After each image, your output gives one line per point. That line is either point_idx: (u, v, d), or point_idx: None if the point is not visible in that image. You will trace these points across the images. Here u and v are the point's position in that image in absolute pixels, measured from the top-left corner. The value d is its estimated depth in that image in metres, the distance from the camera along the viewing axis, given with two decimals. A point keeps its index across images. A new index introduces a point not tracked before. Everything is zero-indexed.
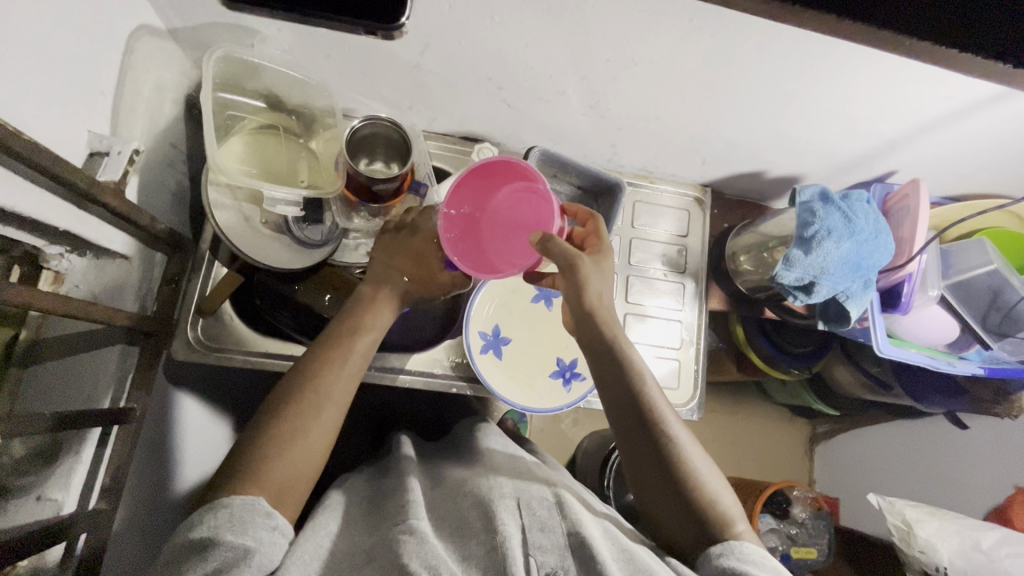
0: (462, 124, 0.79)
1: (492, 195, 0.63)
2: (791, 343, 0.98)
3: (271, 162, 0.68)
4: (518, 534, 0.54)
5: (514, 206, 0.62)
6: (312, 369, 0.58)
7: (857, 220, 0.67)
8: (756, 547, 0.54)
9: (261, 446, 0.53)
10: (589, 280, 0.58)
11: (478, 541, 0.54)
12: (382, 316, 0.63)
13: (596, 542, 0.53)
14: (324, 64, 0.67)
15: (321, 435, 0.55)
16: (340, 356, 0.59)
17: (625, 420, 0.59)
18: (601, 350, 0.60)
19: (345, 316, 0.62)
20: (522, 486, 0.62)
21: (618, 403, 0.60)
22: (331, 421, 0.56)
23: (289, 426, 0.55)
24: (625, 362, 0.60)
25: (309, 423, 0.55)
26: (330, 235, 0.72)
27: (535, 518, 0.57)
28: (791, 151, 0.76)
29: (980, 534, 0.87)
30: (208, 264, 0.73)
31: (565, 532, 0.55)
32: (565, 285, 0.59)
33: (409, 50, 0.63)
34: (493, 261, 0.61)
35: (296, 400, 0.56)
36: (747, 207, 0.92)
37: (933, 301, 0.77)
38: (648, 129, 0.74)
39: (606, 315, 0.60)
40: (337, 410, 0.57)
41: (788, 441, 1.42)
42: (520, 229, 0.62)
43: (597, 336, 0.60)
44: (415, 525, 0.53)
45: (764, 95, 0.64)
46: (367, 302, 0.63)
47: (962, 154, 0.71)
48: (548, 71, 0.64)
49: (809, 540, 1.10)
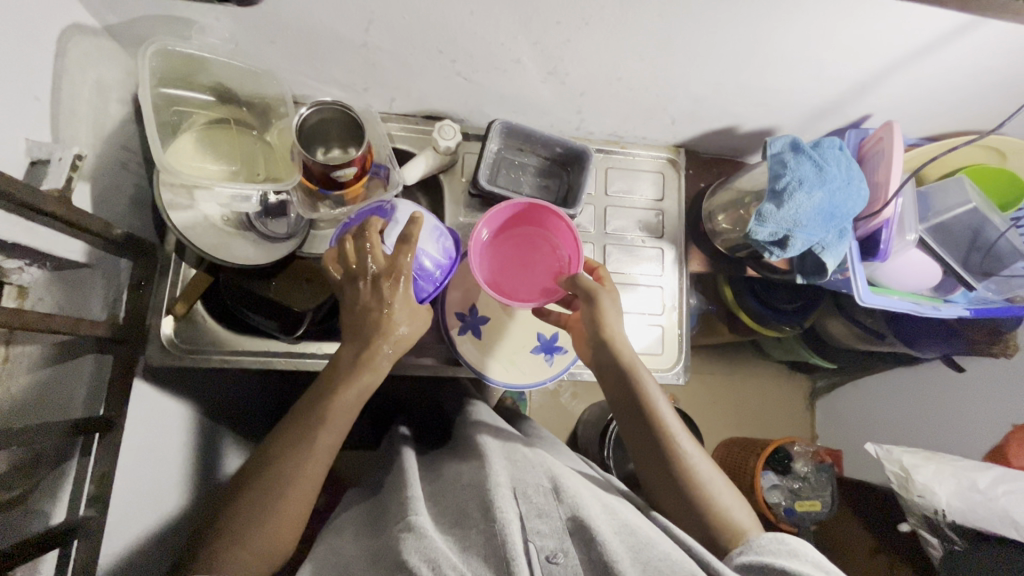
0: (422, 103, 0.76)
1: (506, 225, 0.72)
2: (778, 299, 1.02)
3: (227, 157, 0.66)
4: (517, 521, 0.55)
5: (518, 245, 0.72)
6: (284, 469, 0.56)
7: (828, 167, 0.65)
8: (772, 535, 0.57)
9: (265, 464, 0.57)
10: (605, 315, 0.65)
11: (478, 530, 0.55)
12: (340, 410, 0.57)
13: (596, 522, 0.54)
14: (269, 51, 0.65)
15: (298, 504, 0.56)
16: (292, 456, 0.56)
17: (640, 436, 0.65)
18: (628, 399, 0.66)
19: (301, 414, 0.58)
20: (518, 473, 0.61)
21: (631, 417, 0.66)
22: (296, 518, 0.56)
23: (267, 498, 0.55)
24: (632, 381, 0.65)
25: (291, 482, 0.56)
26: (295, 227, 0.70)
27: (532, 504, 0.57)
28: (761, 103, 0.73)
29: (978, 474, 0.93)
30: (176, 266, 0.71)
31: (563, 516, 0.56)
32: (584, 318, 0.66)
33: (353, 27, 0.60)
34: (485, 274, 0.71)
35: (261, 483, 0.55)
36: (722, 164, 0.90)
37: (913, 245, 0.74)
38: (612, 92, 0.72)
39: (620, 345, 0.66)
40: (308, 494, 0.57)
41: (782, 396, 1.48)
42: (527, 263, 0.72)
43: (607, 358, 0.66)
44: (414, 521, 0.56)
45: (724, 45, 0.61)
46: (306, 432, 0.57)
47: (932, 92, 0.69)
48: (499, 39, 0.62)
49: (813, 493, 1.21)
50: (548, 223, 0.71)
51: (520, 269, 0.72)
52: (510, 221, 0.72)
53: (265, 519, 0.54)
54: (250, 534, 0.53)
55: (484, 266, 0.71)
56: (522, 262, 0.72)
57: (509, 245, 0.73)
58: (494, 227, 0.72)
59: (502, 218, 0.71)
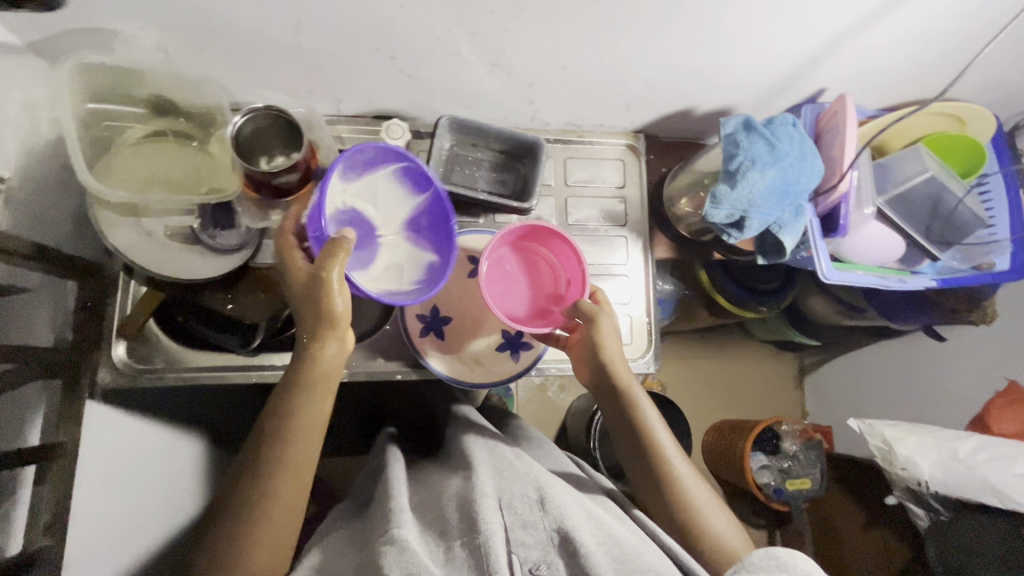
0: (370, 103, 0.75)
1: (513, 242, 0.72)
2: (754, 280, 1.01)
3: (166, 171, 0.63)
4: (501, 532, 0.53)
5: (520, 263, 0.73)
6: (262, 483, 0.55)
7: (781, 145, 0.64)
8: (765, 550, 0.50)
9: (245, 484, 0.56)
10: (603, 337, 0.67)
11: (460, 544, 0.54)
12: (312, 412, 0.57)
13: (579, 533, 0.54)
14: (202, 57, 0.63)
15: (279, 520, 0.55)
16: (268, 471, 0.55)
17: (634, 453, 0.66)
18: (624, 419, 0.67)
19: (267, 426, 0.57)
20: (504, 484, 0.60)
21: (626, 435, 0.67)
22: (282, 533, 0.55)
23: (249, 515, 0.54)
24: (627, 400, 0.67)
25: (271, 496, 0.55)
26: (246, 237, 0.68)
27: (517, 516, 0.56)
28: (714, 83, 0.72)
29: (957, 444, 0.92)
30: (125, 283, 0.70)
31: (549, 528, 0.55)
32: (584, 341, 0.69)
33: (283, 28, 0.59)
34: (492, 290, 0.70)
35: (240, 501, 0.55)
36: (684, 147, 0.89)
37: (870, 219, 0.73)
38: (561, 80, 0.71)
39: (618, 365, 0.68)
40: (294, 506, 0.57)
41: (769, 376, 1.47)
42: (527, 281, 0.73)
43: (605, 377, 0.69)
44: (397, 534, 0.54)
45: (665, 25, 0.60)
46: (279, 442, 0.56)
47: (883, 62, 0.68)
48: (435, 32, 0.60)
49: (802, 471, 1.23)
50: (550, 245, 0.73)
51: (521, 287, 0.73)
52: (518, 239, 0.73)
53: (249, 542, 0.54)
54: (237, 551, 0.53)
55: (490, 281, 0.71)
56: (523, 281, 0.73)
57: (513, 261, 0.73)
58: (502, 244, 0.72)
59: (513, 236, 0.72)
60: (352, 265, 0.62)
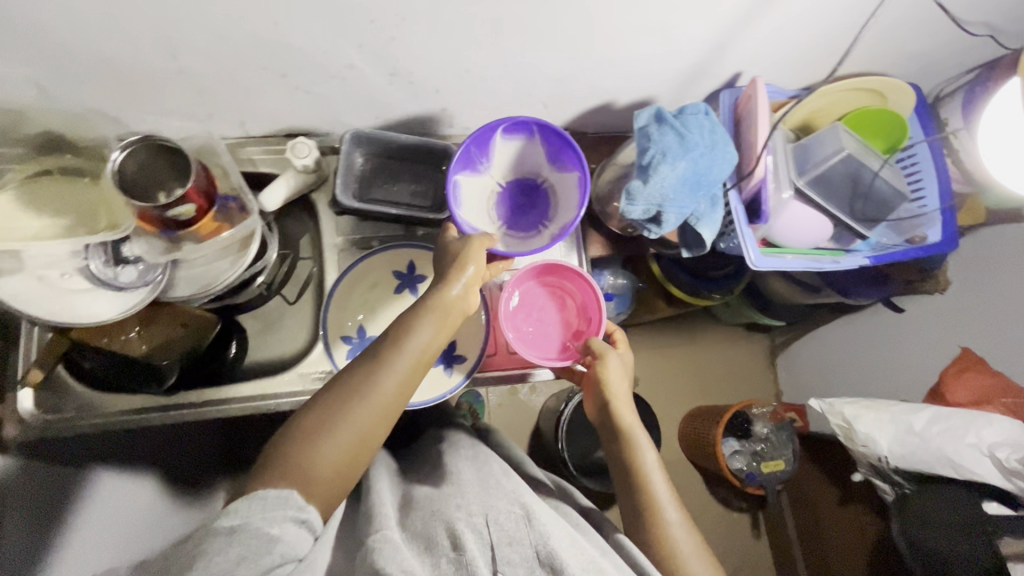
0: (276, 122, 0.72)
1: (534, 280, 0.78)
2: (705, 266, 1.01)
3: (56, 210, 0.60)
4: (484, 552, 0.52)
5: (541, 300, 0.78)
6: (346, 400, 0.52)
7: (690, 135, 0.62)
8: None
9: (332, 396, 0.52)
10: (607, 373, 0.69)
11: (447, 561, 0.52)
12: (417, 338, 0.55)
13: (564, 556, 0.51)
14: (80, 92, 0.60)
15: (351, 441, 0.51)
16: (352, 393, 0.52)
17: (624, 491, 0.66)
18: (618, 455, 0.68)
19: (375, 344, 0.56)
20: (489, 499, 0.57)
21: (620, 473, 0.67)
22: (355, 457, 0.52)
23: (330, 425, 0.51)
24: (624, 437, 0.68)
25: (355, 412, 0.51)
26: (148, 277, 0.64)
27: (503, 532, 0.54)
28: (625, 76, 0.70)
29: (912, 417, 0.91)
30: (27, 332, 0.67)
31: (533, 545, 0.52)
32: (590, 379, 0.72)
33: (158, 54, 0.56)
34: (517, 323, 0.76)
35: (323, 412, 0.51)
36: (612, 140, 0.87)
37: (791, 200, 0.74)
38: (467, 85, 0.69)
39: (621, 402, 0.69)
40: (370, 436, 0.52)
41: (739, 358, 1.47)
42: (549, 316, 0.78)
43: (605, 413, 0.70)
44: (386, 540, 0.53)
45: (557, 23, 0.58)
46: (382, 358, 0.54)
47: (790, 41, 0.66)
48: (320, 45, 0.58)
49: (775, 453, 1.22)
50: (568, 281, 0.78)
51: (544, 321, 0.77)
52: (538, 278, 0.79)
53: (328, 452, 0.50)
54: (315, 457, 0.49)
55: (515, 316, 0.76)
56: (546, 314, 0.78)
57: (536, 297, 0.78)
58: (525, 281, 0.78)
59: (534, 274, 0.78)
60: (538, 221, 0.74)
